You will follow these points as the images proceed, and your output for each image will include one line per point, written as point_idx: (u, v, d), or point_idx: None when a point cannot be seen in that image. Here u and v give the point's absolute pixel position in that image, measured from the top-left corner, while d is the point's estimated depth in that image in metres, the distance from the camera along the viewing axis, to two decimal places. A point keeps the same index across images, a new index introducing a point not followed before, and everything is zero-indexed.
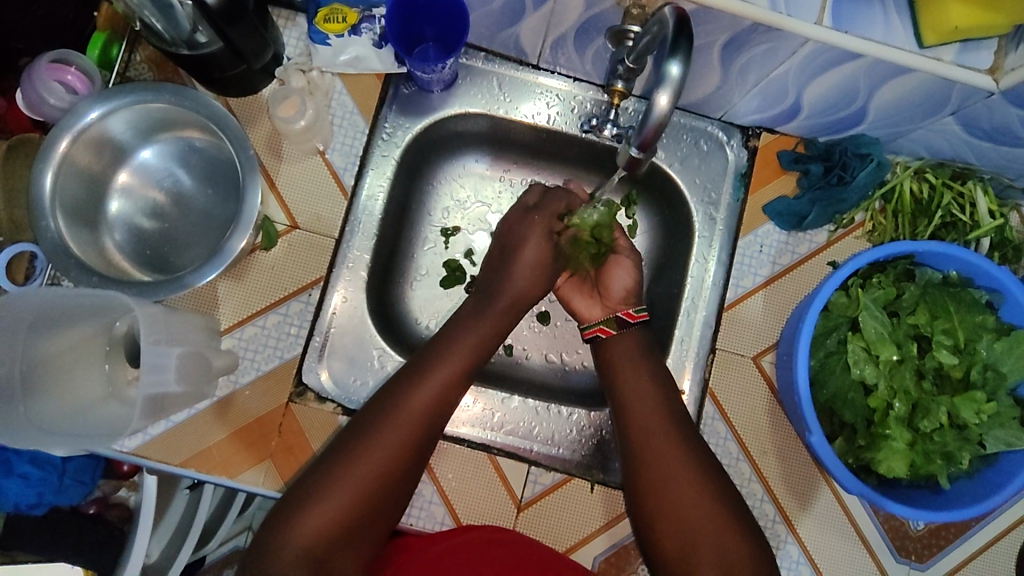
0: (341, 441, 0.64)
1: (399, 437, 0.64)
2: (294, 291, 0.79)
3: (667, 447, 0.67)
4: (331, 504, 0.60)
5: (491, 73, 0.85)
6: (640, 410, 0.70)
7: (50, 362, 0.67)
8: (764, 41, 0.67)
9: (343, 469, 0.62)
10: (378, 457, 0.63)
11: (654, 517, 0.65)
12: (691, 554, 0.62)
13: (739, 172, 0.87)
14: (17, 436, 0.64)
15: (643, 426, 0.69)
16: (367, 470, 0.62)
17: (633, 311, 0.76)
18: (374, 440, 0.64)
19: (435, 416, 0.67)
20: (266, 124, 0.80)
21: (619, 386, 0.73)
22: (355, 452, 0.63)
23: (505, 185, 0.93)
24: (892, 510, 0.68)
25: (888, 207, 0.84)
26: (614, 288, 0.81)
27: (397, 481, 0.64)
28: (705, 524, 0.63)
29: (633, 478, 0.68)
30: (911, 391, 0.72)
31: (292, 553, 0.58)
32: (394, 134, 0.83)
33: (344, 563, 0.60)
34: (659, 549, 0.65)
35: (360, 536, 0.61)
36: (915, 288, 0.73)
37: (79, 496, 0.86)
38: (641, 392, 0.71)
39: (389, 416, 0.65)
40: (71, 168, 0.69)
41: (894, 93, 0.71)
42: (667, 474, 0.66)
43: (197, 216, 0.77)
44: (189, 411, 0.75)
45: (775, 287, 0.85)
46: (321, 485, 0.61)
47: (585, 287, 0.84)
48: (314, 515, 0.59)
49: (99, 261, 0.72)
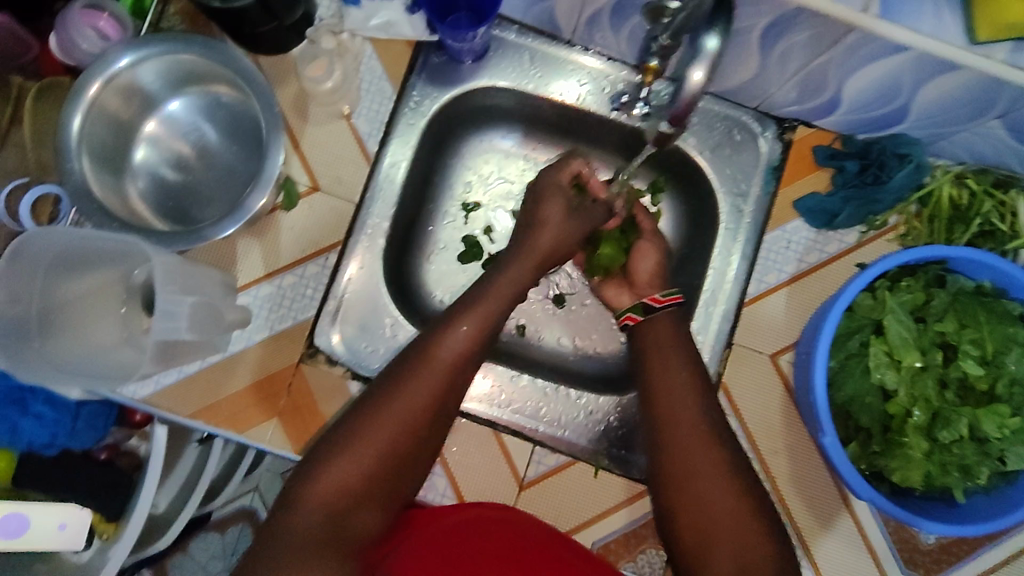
0: (362, 399, 0.63)
1: (423, 396, 0.63)
2: (310, 253, 0.79)
3: (695, 434, 0.65)
4: (354, 462, 0.59)
5: (523, 47, 0.83)
6: (668, 397, 0.68)
7: (68, 305, 0.68)
8: (807, 27, 0.65)
9: (366, 426, 0.60)
10: (401, 416, 0.61)
11: (675, 507, 0.64)
12: (707, 547, 0.60)
13: (771, 165, 0.85)
14: (31, 371, 0.65)
15: (670, 413, 0.67)
16: (390, 429, 0.61)
17: (661, 295, 0.77)
18: (398, 399, 0.62)
19: (458, 378, 0.65)
20: (294, 84, 0.80)
21: (649, 371, 0.71)
22: (376, 409, 0.61)
23: (527, 164, 0.92)
24: (928, 529, 0.66)
25: (925, 211, 0.81)
26: (641, 274, 0.82)
27: (420, 441, 0.62)
28: (725, 519, 0.60)
29: (659, 469, 0.65)
30: (932, 400, 0.70)
31: (315, 508, 0.57)
32: (420, 103, 0.82)
33: (367, 522, 0.59)
34: (678, 540, 0.63)
35: (383, 495, 0.60)
36: (945, 295, 0.71)
37: (92, 440, 0.88)
38: (669, 379, 0.69)
39: (413, 375, 0.63)
40: (98, 114, 0.70)
41: (939, 91, 0.68)
42: (691, 465, 0.63)
43: (220, 171, 0.77)
44: (201, 363, 0.76)
45: (799, 285, 0.83)
46: (343, 441, 0.60)
47: (616, 279, 0.85)
48: (337, 471, 0.58)
49: (122, 207, 0.72)
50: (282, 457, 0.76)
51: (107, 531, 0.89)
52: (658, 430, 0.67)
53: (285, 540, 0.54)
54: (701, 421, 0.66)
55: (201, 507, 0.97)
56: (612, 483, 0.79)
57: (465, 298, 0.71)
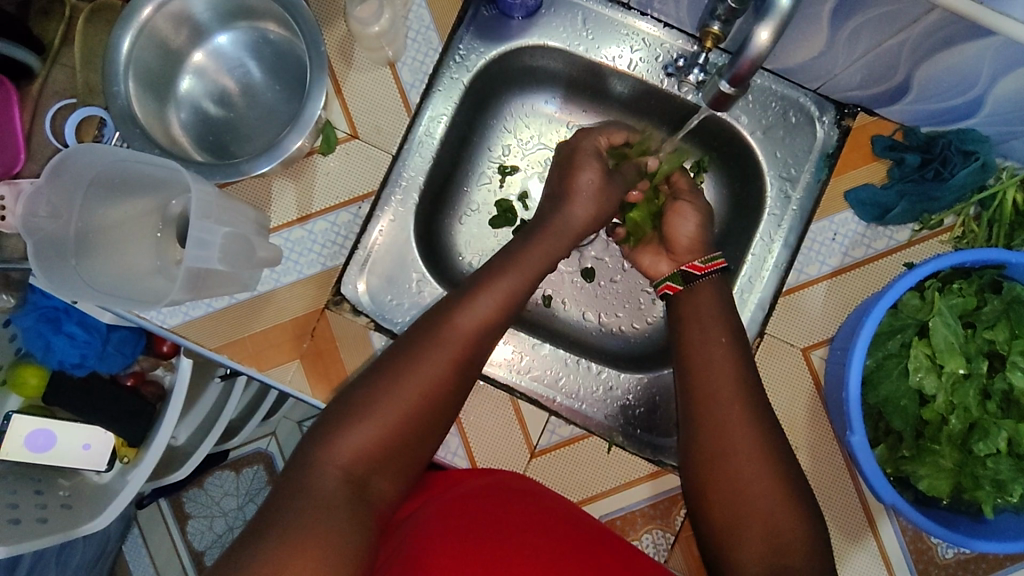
0: (383, 364, 0.63)
1: (444, 364, 0.63)
2: (344, 201, 0.78)
3: (734, 421, 0.64)
4: (374, 425, 0.59)
5: (578, 6, 0.80)
6: (704, 380, 0.67)
7: (104, 227, 0.69)
8: (884, 2, 0.60)
9: (387, 390, 0.61)
10: (421, 382, 0.62)
11: (704, 488, 0.64)
12: (737, 530, 0.60)
13: (825, 152, 0.81)
14: (64, 287, 0.66)
15: (711, 393, 0.66)
16: (410, 396, 0.61)
17: (702, 263, 0.76)
18: (419, 366, 0.62)
19: (479, 349, 0.66)
20: (341, 27, 0.78)
21: (687, 352, 0.70)
22: (396, 375, 0.62)
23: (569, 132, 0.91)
24: (981, 549, 0.63)
25: (985, 214, 0.76)
26: (680, 240, 0.79)
27: (440, 409, 0.63)
28: (756, 510, 0.60)
29: (694, 449, 0.65)
30: (972, 409, 0.67)
31: (334, 470, 0.57)
32: (467, 57, 0.80)
33: (384, 487, 0.59)
34: (707, 518, 0.63)
35: (402, 461, 0.60)
36: (998, 302, 0.66)
37: (120, 365, 0.90)
38: (706, 360, 0.68)
39: (434, 342, 0.64)
40: (148, 39, 0.69)
41: (1019, 85, 0.63)
42: (734, 450, 0.63)
43: (261, 109, 0.76)
44: (230, 300, 0.76)
45: (841, 280, 0.79)
46: (363, 405, 0.60)
47: (653, 245, 0.82)
48: (357, 434, 0.58)
49: (164, 135, 0.72)
50: (302, 399, 0.76)
51: (129, 455, 0.93)
52: (694, 411, 0.66)
53: (303, 499, 0.54)
54: (734, 404, 0.65)
55: (224, 442, 1.08)
56: (626, 461, 0.78)
57: (493, 264, 0.72)
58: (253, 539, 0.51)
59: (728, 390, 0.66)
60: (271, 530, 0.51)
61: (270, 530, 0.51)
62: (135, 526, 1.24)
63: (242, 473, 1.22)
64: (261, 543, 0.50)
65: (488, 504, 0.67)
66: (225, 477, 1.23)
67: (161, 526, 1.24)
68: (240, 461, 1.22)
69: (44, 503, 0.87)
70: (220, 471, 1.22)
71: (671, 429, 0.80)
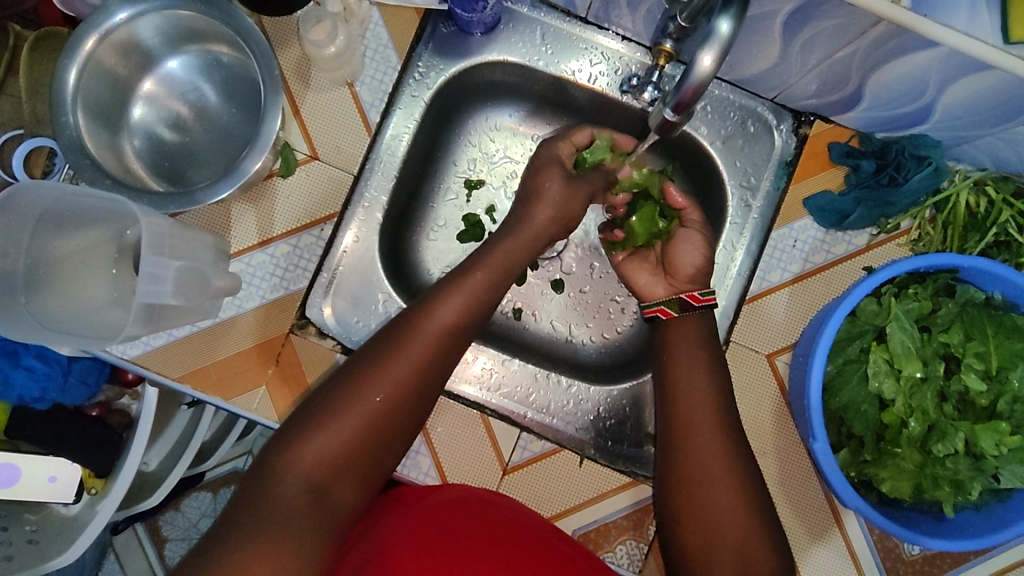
0: (348, 370, 0.63)
1: (408, 370, 0.63)
2: (305, 223, 0.77)
3: (704, 438, 0.66)
4: (336, 433, 0.59)
5: (536, 22, 0.80)
6: (684, 400, 0.68)
7: (56, 261, 0.68)
8: (833, 15, 0.61)
9: (349, 396, 0.60)
10: (386, 389, 0.61)
11: (669, 501, 0.65)
12: (707, 543, 0.62)
13: (784, 159, 0.82)
14: (19, 328, 0.66)
15: (675, 403, 0.68)
16: (373, 403, 0.61)
17: (699, 293, 0.74)
18: (383, 372, 0.62)
19: (446, 354, 0.66)
20: (297, 48, 0.78)
21: (668, 371, 0.70)
22: (359, 382, 0.61)
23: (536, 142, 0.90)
24: (932, 546, 0.65)
25: (939, 217, 0.78)
26: (682, 266, 0.78)
27: (403, 417, 0.63)
28: (729, 528, 0.62)
29: (668, 472, 0.66)
30: (929, 411, 0.68)
31: (294, 479, 0.56)
32: (426, 74, 0.80)
33: (346, 495, 0.59)
34: (678, 536, 0.64)
35: (365, 467, 0.60)
36: (953, 305, 0.68)
37: (84, 396, 0.88)
38: (676, 371, 0.70)
39: (399, 347, 0.64)
40: (95, 69, 0.68)
41: (966, 93, 0.65)
42: (707, 476, 0.64)
43: (217, 132, 0.75)
44: (191, 328, 0.75)
45: (803, 286, 0.80)
46: (325, 415, 0.60)
47: (649, 264, 0.83)
48: (318, 443, 0.58)
49: (117, 164, 0.71)
50: (269, 426, 0.75)
51: (96, 486, 0.91)
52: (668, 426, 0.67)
53: (260, 512, 0.54)
54: (694, 420, 0.67)
55: (197, 466, 1.06)
56: (597, 474, 0.78)
57: None
58: (206, 554, 0.51)
59: (687, 403, 0.68)
60: (228, 545, 0.52)
61: (225, 546, 0.51)
62: (111, 552, 1.22)
63: (219, 494, 1.20)
64: (216, 557, 0.51)
65: (454, 520, 0.66)
66: (202, 498, 1.21)
67: (139, 552, 1.22)
68: (217, 482, 1.19)
69: (10, 540, 0.88)
70: (197, 493, 1.20)
71: (642, 440, 0.80)
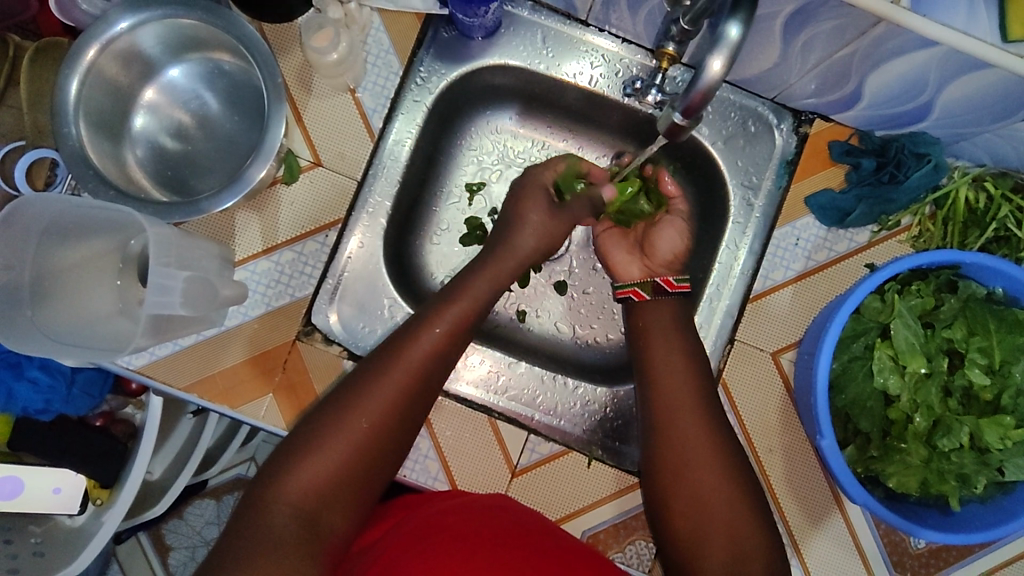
0: (332, 398, 0.64)
1: (392, 396, 0.64)
2: (309, 230, 0.77)
3: (692, 432, 0.67)
4: (324, 459, 0.59)
5: (536, 25, 0.80)
6: (666, 395, 0.69)
7: (63, 273, 0.68)
8: (834, 16, 0.62)
9: (336, 424, 0.61)
10: (371, 413, 0.62)
11: (665, 497, 0.66)
12: (703, 544, 0.63)
13: (785, 158, 0.83)
14: (26, 344, 0.66)
15: (670, 399, 0.69)
16: (359, 429, 0.61)
17: (674, 280, 0.77)
18: (368, 398, 0.63)
19: (429, 376, 0.67)
20: (298, 55, 0.78)
21: (670, 375, 0.71)
22: (343, 409, 0.62)
23: (532, 163, 0.90)
24: (928, 537, 0.66)
25: (939, 213, 0.78)
26: (661, 250, 0.82)
27: (390, 439, 0.63)
28: (722, 520, 0.63)
29: (658, 461, 0.67)
30: (934, 407, 0.69)
31: (285, 506, 0.57)
32: (428, 79, 0.80)
33: (338, 520, 0.59)
34: (669, 533, 0.65)
35: (354, 494, 0.60)
36: (955, 301, 0.69)
37: (87, 407, 0.87)
38: (669, 373, 0.71)
39: (382, 373, 0.65)
40: (97, 79, 0.68)
41: (966, 91, 0.65)
42: (709, 474, 0.65)
43: (219, 141, 0.75)
44: (197, 337, 0.75)
45: (806, 284, 0.81)
46: (312, 442, 0.60)
47: (628, 245, 0.84)
48: (306, 471, 0.59)
49: (120, 175, 0.71)
50: (277, 434, 0.75)
51: (101, 497, 0.91)
52: (655, 429, 0.69)
53: (253, 542, 0.54)
54: (679, 411, 0.68)
55: (200, 473, 1.06)
56: (605, 474, 0.78)
57: (454, 297, 0.72)
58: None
59: (689, 407, 0.69)
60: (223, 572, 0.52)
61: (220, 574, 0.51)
62: (115, 562, 1.21)
63: (222, 501, 1.19)
64: None
65: (458, 521, 0.66)
66: (206, 505, 1.20)
67: (142, 561, 1.21)
68: (219, 490, 1.19)
69: (15, 552, 0.87)
70: (200, 500, 1.19)
71: None
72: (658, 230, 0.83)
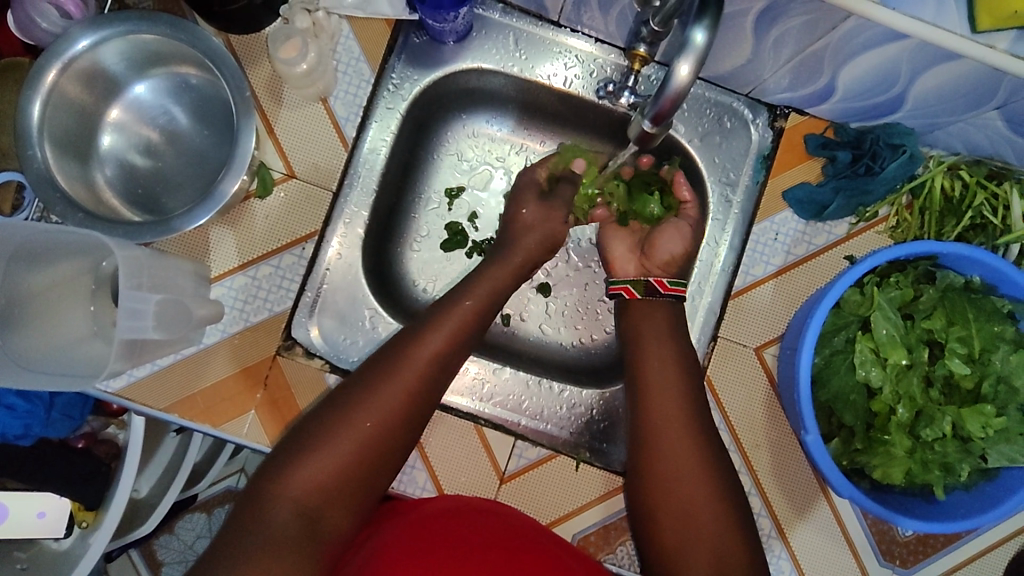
0: (337, 398, 0.64)
1: (397, 399, 0.63)
2: (286, 243, 0.76)
3: (676, 444, 0.68)
4: (326, 460, 0.59)
5: (508, 28, 0.80)
6: (655, 403, 0.70)
7: (33, 297, 0.67)
8: (802, 11, 0.62)
9: (338, 425, 0.61)
10: (375, 415, 0.62)
11: (653, 506, 0.66)
12: (685, 549, 0.64)
13: (762, 153, 0.83)
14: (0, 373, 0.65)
15: (650, 407, 0.70)
16: (362, 430, 0.61)
17: (669, 282, 0.76)
18: (372, 400, 0.63)
19: (435, 380, 0.66)
20: (267, 66, 0.77)
21: (655, 385, 0.71)
22: (347, 409, 0.62)
23: (506, 190, 0.89)
24: (907, 525, 0.66)
25: (916, 203, 0.79)
26: (659, 251, 0.80)
27: (394, 443, 0.63)
28: (708, 529, 0.64)
29: (643, 471, 0.68)
30: (917, 398, 0.69)
31: (285, 505, 0.57)
32: (400, 86, 0.79)
33: (337, 523, 0.59)
34: (655, 537, 0.66)
35: (353, 498, 0.60)
36: (933, 292, 0.70)
37: (68, 429, 0.84)
38: (655, 376, 0.71)
39: (384, 376, 0.64)
40: (59, 101, 0.66)
41: (937, 81, 0.66)
42: (690, 483, 0.66)
43: (191, 155, 0.74)
44: (175, 356, 0.74)
45: (786, 279, 0.81)
46: (315, 441, 0.60)
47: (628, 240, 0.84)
48: (307, 471, 0.58)
49: (88, 196, 0.69)
50: (261, 450, 0.74)
51: (87, 519, 0.89)
52: (644, 435, 0.69)
53: (247, 544, 0.54)
54: (669, 416, 0.69)
55: (189, 489, 1.04)
56: (594, 476, 0.78)
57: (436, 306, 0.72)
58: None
59: (671, 416, 0.69)
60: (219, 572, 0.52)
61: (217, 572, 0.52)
62: None
63: (213, 514, 1.17)
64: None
65: (446, 526, 0.66)
66: (197, 519, 1.18)
67: None
68: (210, 504, 1.17)
69: None
70: (191, 515, 1.17)
71: None
72: (660, 231, 0.81)
